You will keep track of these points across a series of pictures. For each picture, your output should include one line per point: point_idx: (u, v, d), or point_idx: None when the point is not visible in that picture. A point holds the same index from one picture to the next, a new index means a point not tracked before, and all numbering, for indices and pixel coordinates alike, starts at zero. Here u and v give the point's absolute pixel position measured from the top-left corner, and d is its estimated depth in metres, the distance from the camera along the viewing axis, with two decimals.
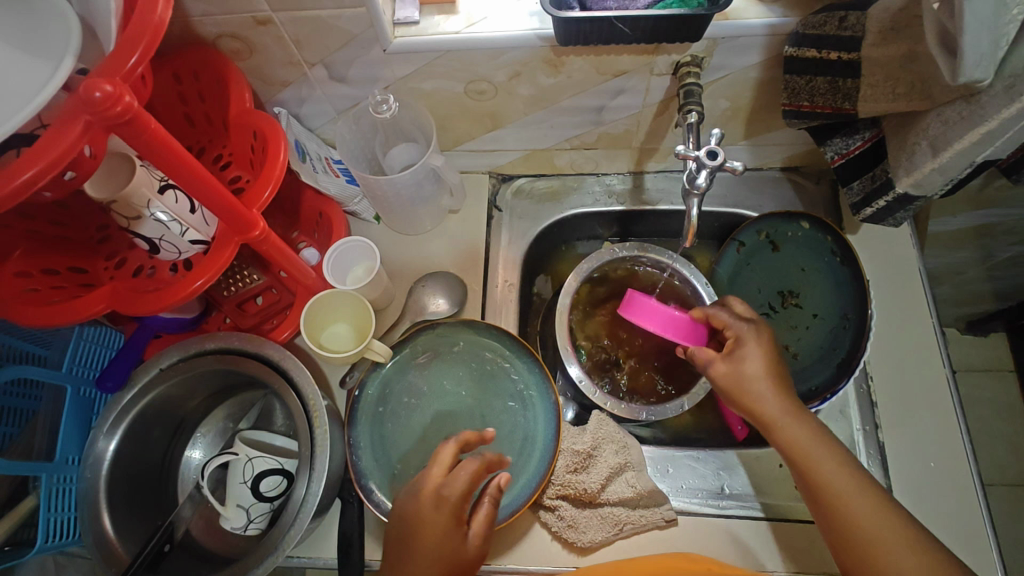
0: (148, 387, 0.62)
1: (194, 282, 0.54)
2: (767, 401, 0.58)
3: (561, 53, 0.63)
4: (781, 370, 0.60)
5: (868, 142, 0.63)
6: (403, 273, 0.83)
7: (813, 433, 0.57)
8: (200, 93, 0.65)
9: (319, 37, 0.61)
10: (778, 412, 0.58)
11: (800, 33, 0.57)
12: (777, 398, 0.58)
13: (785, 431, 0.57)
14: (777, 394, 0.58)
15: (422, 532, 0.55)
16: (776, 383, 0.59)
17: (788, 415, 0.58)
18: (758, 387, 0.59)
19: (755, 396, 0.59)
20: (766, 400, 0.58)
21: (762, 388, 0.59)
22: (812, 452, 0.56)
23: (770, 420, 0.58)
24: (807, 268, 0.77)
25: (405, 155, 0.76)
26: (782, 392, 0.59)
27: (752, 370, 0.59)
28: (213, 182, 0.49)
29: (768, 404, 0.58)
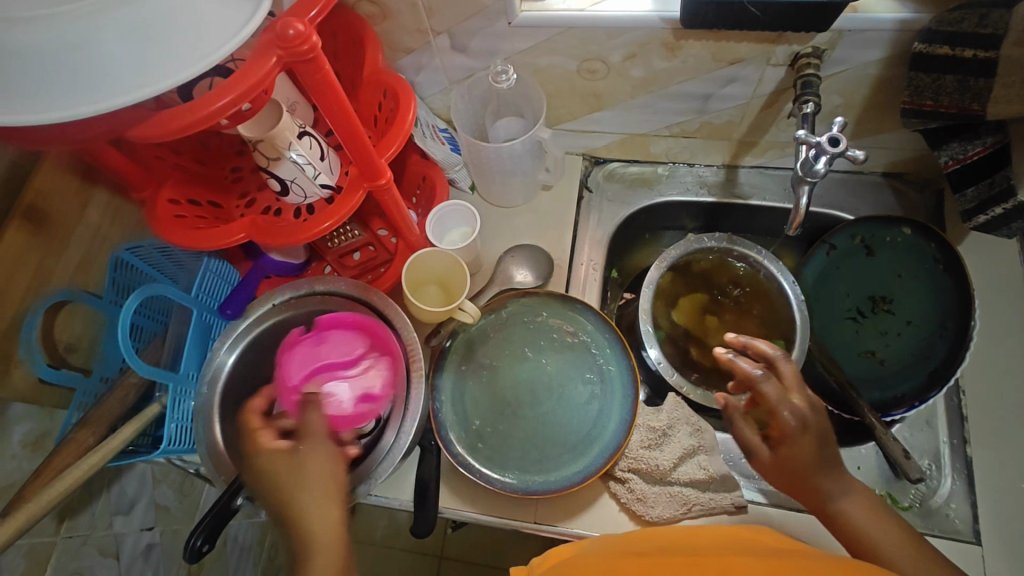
0: (262, 318, 0.68)
1: (323, 223, 0.59)
2: (820, 485, 0.56)
3: (681, 37, 0.64)
4: (826, 447, 0.57)
5: (989, 149, 0.61)
6: (493, 242, 0.86)
7: (868, 512, 0.55)
8: (335, 53, 0.70)
9: (451, 7, 0.65)
10: (833, 496, 0.56)
11: (933, 29, 0.56)
12: (826, 480, 0.56)
13: (840, 511, 0.56)
14: (830, 478, 0.56)
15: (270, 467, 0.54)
16: (824, 466, 0.56)
17: (844, 499, 0.56)
18: (809, 480, 0.56)
19: (809, 480, 0.56)
20: (818, 488, 0.56)
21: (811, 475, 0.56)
22: (870, 536, 0.54)
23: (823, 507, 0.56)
24: (903, 275, 0.76)
25: (511, 128, 0.80)
26: (834, 475, 0.56)
27: (800, 458, 0.56)
28: (359, 128, 0.52)
29: (819, 491, 0.56)
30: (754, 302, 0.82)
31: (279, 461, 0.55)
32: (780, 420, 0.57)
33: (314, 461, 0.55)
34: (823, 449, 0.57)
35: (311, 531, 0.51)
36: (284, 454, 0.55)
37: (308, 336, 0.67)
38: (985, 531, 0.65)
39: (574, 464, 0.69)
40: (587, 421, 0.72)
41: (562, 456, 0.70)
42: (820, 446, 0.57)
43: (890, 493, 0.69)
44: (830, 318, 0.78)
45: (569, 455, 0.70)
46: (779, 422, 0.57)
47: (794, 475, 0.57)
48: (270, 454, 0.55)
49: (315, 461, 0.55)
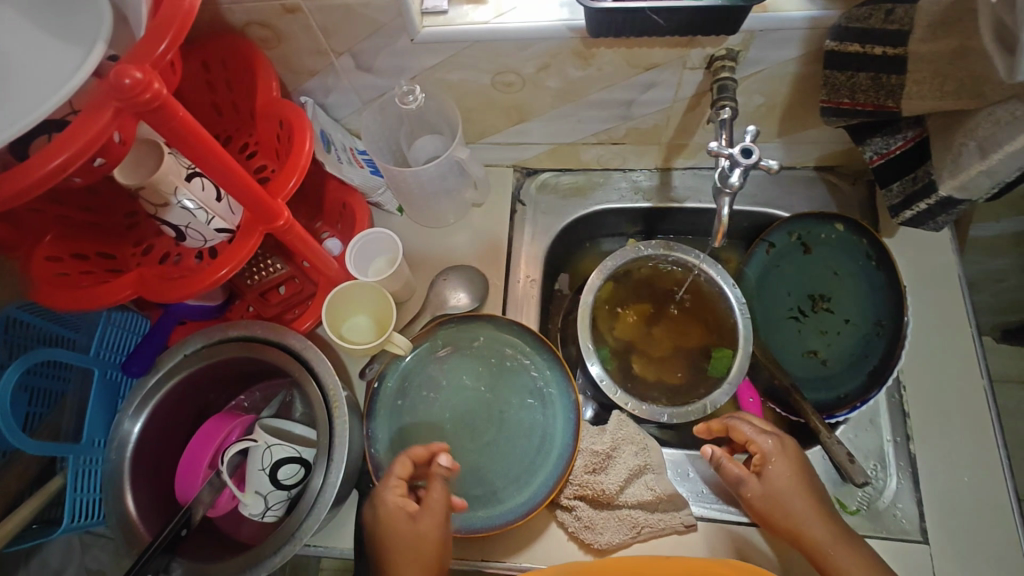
0: (173, 371, 0.64)
1: (219, 270, 0.55)
2: (812, 523, 0.59)
3: (591, 45, 0.61)
4: (812, 483, 0.61)
5: (910, 142, 0.60)
6: (425, 265, 0.82)
7: (861, 560, 0.56)
8: (228, 82, 0.66)
9: (348, 26, 0.61)
10: (824, 536, 0.58)
11: (843, 26, 0.54)
12: (816, 516, 0.59)
13: (834, 559, 0.57)
14: (821, 515, 0.59)
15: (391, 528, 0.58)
16: (810, 500, 0.60)
17: (836, 543, 0.57)
18: (798, 511, 0.59)
19: (794, 515, 0.59)
20: (809, 526, 0.59)
21: (798, 507, 0.59)
22: None
23: (817, 550, 0.58)
24: (839, 273, 0.75)
25: (430, 147, 0.76)
26: (824, 515, 0.59)
27: (785, 488, 0.60)
28: (241, 173, 0.50)
29: (813, 531, 0.58)
30: (697, 307, 0.81)
31: (399, 529, 0.57)
32: (761, 450, 0.62)
33: (425, 531, 0.57)
34: (807, 481, 0.61)
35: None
36: (408, 518, 0.57)
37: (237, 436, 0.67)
38: (931, 530, 0.65)
39: (519, 495, 0.67)
40: (530, 448, 0.69)
41: (507, 487, 0.68)
42: (802, 478, 0.61)
43: (838, 498, 0.67)
44: (771, 318, 0.77)
45: (513, 485, 0.68)
46: (760, 451, 0.62)
47: (782, 508, 0.60)
48: (397, 515, 0.58)
49: (426, 532, 0.57)
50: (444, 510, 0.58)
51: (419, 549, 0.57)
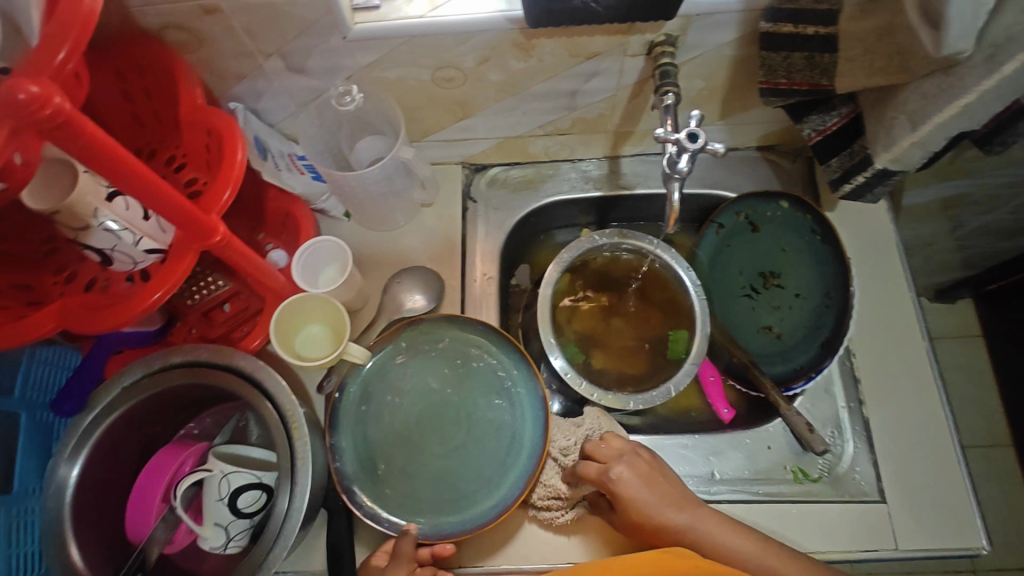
0: (110, 407, 0.59)
1: (153, 294, 0.51)
2: (675, 522, 0.59)
3: (531, 36, 0.60)
4: (667, 488, 0.61)
5: (845, 119, 0.62)
6: (378, 270, 0.80)
7: (717, 528, 0.59)
8: (147, 90, 0.61)
9: (274, 25, 0.58)
10: (682, 520, 0.60)
11: (776, 8, 0.55)
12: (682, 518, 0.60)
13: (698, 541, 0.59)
14: (683, 515, 0.60)
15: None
16: (660, 494, 0.61)
17: (692, 522, 0.59)
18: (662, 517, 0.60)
19: (657, 520, 0.60)
20: (673, 527, 0.59)
21: (653, 505, 0.60)
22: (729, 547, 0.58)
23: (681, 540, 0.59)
24: (786, 249, 0.77)
25: (373, 149, 0.73)
26: (675, 501, 0.61)
27: (642, 504, 0.60)
28: (167, 189, 0.46)
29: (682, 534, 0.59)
30: (654, 292, 0.81)
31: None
32: (607, 479, 0.61)
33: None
34: (653, 484, 0.61)
35: None
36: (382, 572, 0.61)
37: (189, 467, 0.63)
38: (888, 489, 0.67)
39: (491, 497, 0.66)
40: (501, 448, 0.68)
41: (478, 490, 0.67)
42: (649, 484, 0.61)
43: (800, 467, 0.70)
44: (726, 298, 0.79)
45: (484, 488, 0.67)
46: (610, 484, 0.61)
47: (647, 521, 0.60)
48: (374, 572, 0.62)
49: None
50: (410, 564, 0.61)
51: None
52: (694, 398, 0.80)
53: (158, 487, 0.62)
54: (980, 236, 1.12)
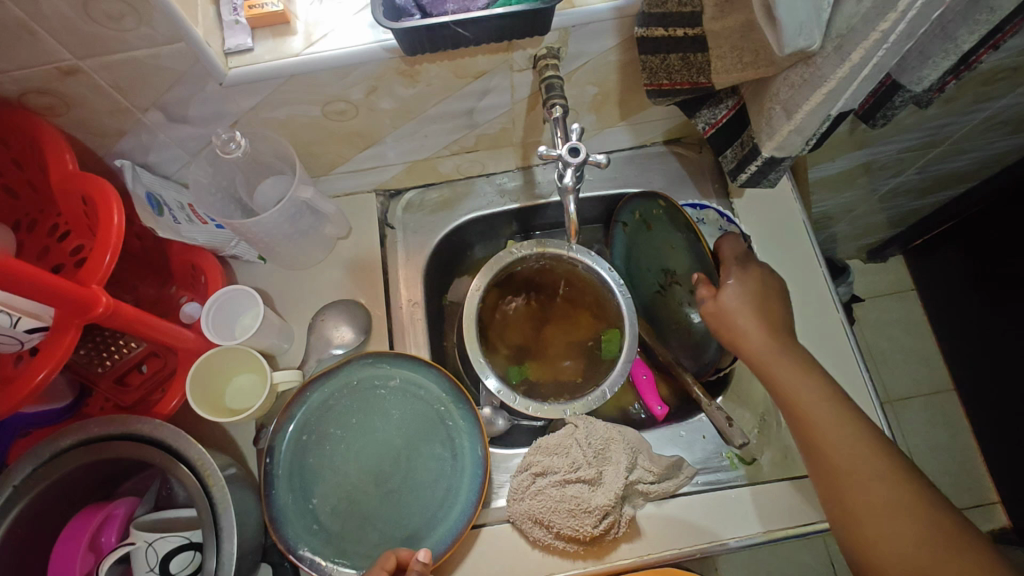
0: (11, 501, 0.56)
1: (37, 375, 0.49)
2: (754, 341, 0.61)
3: (413, 63, 0.60)
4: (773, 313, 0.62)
5: (733, 110, 0.63)
6: (300, 311, 0.78)
7: (796, 372, 0.58)
8: (16, 160, 0.59)
9: (143, 80, 0.56)
10: (760, 347, 0.60)
11: (646, 13, 0.56)
12: (768, 346, 0.60)
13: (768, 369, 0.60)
14: (768, 340, 0.60)
15: None
16: (758, 319, 0.61)
17: (771, 352, 0.60)
18: (746, 327, 0.61)
19: (741, 331, 0.62)
20: (748, 344, 0.61)
21: (743, 320, 0.62)
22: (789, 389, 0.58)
23: (753, 357, 0.61)
24: (673, 248, 0.76)
25: (273, 191, 0.72)
26: (769, 330, 0.61)
27: (735, 308, 0.63)
28: (29, 269, 0.44)
29: (757, 350, 0.60)
30: (580, 296, 0.82)
31: None
32: (724, 276, 0.66)
33: None
34: (764, 307, 0.63)
35: None
36: None
37: (109, 537, 0.61)
38: None
39: (433, 534, 0.66)
40: (442, 481, 0.69)
41: (419, 527, 0.67)
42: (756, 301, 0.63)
43: (735, 452, 0.73)
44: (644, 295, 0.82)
45: (427, 524, 0.67)
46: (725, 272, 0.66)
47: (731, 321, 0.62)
48: None
49: None
50: None
51: None
52: (633, 396, 0.81)
53: (74, 559, 0.58)
54: (894, 196, 1.17)
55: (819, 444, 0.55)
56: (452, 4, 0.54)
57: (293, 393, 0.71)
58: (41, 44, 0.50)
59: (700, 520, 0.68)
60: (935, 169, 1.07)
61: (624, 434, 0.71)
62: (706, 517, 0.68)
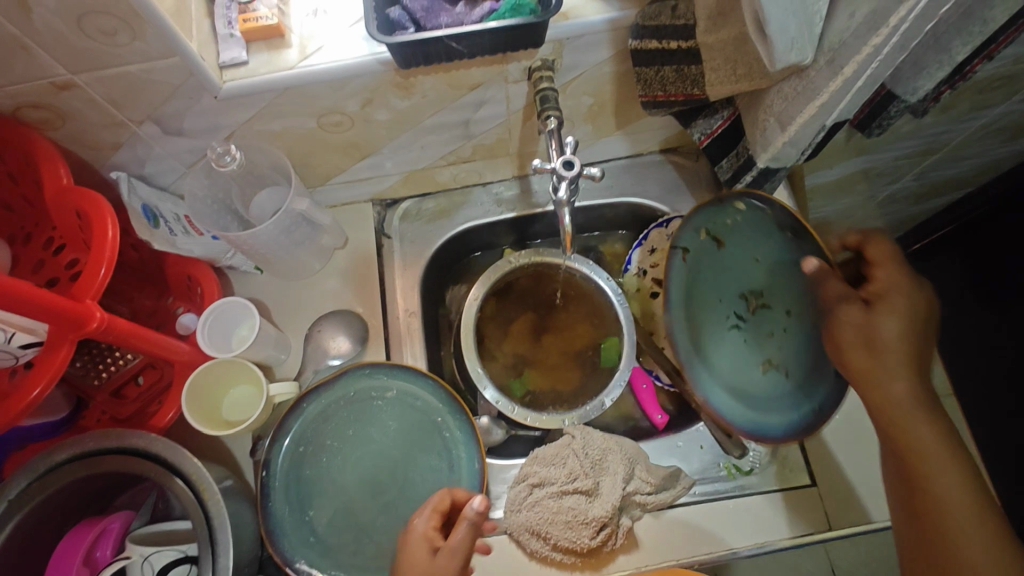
0: (4, 518, 0.56)
1: (31, 391, 0.49)
2: (895, 372, 0.49)
3: (408, 75, 0.60)
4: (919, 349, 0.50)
5: (728, 121, 0.63)
6: (297, 321, 0.78)
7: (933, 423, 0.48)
8: (12, 174, 0.59)
9: (138, 94, 0.56)
10: (900, 382, 0.49)
11: (640, 25, 0.57)
12: (908, 384, 0.49)
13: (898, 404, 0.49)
14: (909, 387, 0.49)
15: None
16: (908, 350, 0.50)
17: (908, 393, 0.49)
18: (886, 363, 0.50)
19: (883, 358, 0.50)
20: (888, 374, 0.49)
21: (890, 346, 0.50)
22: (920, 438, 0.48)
23: (882, 392, 0.50)
24: (752, 259, 0.63)
25: (270, 203, 0.71)
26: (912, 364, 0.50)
27: (883, 329, 0.50)
28: (23, 287, 0.44)
29: (893, 395, 0.49)
30: (578, 305, 0.82)
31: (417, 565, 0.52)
32: (874, 283, 0.53)
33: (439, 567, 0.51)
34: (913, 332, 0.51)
35: None
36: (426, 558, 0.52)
37: (105, 551, 0.61)
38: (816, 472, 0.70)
39: None
40: (439, 494, 0.68)
41: None
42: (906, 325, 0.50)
43: (733, 462, 0.71)
44: (709, 328, 0.66)
45: None
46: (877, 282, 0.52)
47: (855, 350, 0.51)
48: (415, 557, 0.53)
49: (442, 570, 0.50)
50: (462, 551, 0.51)
51: None
52: (630, 405, 0.81)
53: (69, 572, 0.58)
54: (892, 202, 1.17)
55: (938, 505, 0.47)
56: (447, 18, 0.55)
57: (289, 405, 0.71)
58: (35, 60, 0.50)
59: (697, 530, 0.67)
60: (933, 175, 1.07)
61: (620, 444, 0.70)
62: (703, 528, 0.68)
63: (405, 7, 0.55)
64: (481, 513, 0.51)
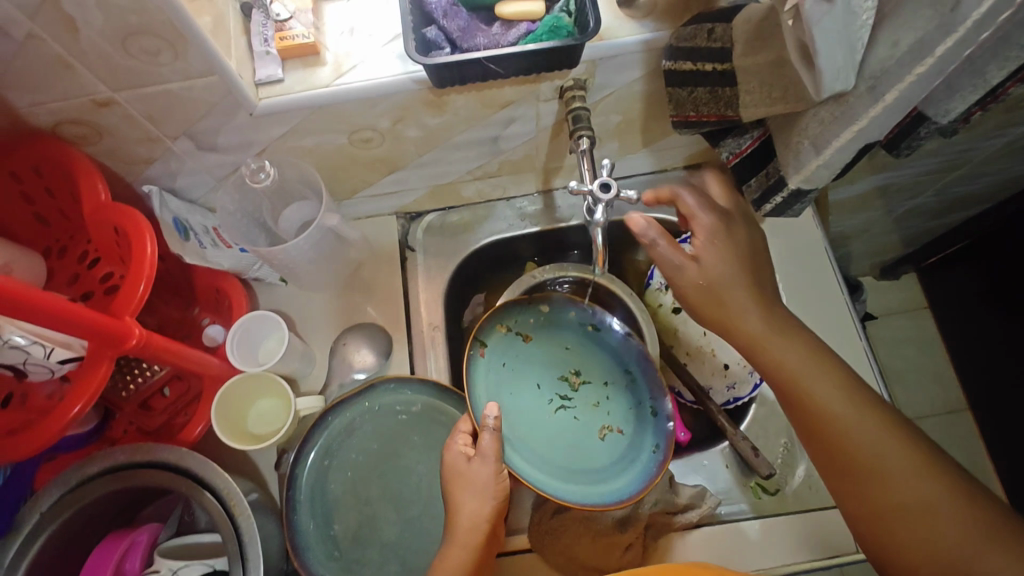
0: (37, 531, 0.56)
1: (71, 409, 0.49)
2: (787, 357, 0.53)
3: (441, 94, 0.60)
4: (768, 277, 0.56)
5: (758, 141, 0.63)
6: (322, 334, 0.78)
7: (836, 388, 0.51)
8: (48, 189, 0.59)
9: (176, 110, 0.57)
10: (790, 357, 0.53)
11: (673, 47, 0.58)
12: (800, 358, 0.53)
13: (790, 377, 0.53)
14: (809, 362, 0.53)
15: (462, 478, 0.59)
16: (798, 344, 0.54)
17: (806, 366, 0.52)
18: (780, 352, 0.53)
19: (778, 352, 0.54)
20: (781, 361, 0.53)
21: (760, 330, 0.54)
22: (828, 408, 0.51)
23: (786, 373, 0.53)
24: (573, 344, 0.76)
25: (299, 215, 0.73)
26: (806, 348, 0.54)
27: (718, 274, 0.56)
28: (68, 306, 0.45)
29: (788, 375, 0.52)
30: None
31: (474, 466, 0.60)
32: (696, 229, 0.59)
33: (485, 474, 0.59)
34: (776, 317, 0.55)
35: (465, 520, 0.58)
36: (469, 457, 0.61)
37: (134, 562, 0.61)
38: None
39: None
40: None
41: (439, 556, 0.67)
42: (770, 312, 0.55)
43: (759, 482, 0.72)
44: (538, 417, 0.72)
45: None
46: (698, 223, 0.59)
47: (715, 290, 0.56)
48: (456, 457, 0.61)
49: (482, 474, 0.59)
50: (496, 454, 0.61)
51: (479, 488, 0.59)
52: None
53: None
54: (913, 216, 1.17)
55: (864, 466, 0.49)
56: (483, 38, 0.55)
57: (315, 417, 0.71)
58: (77, 78, 0.50)
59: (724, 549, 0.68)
60: (954, 190, 1.07)
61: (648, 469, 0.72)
62: (729, 548, 0.68)
63: (442, 27, 0.55)
64: (497, 418, 0.62)
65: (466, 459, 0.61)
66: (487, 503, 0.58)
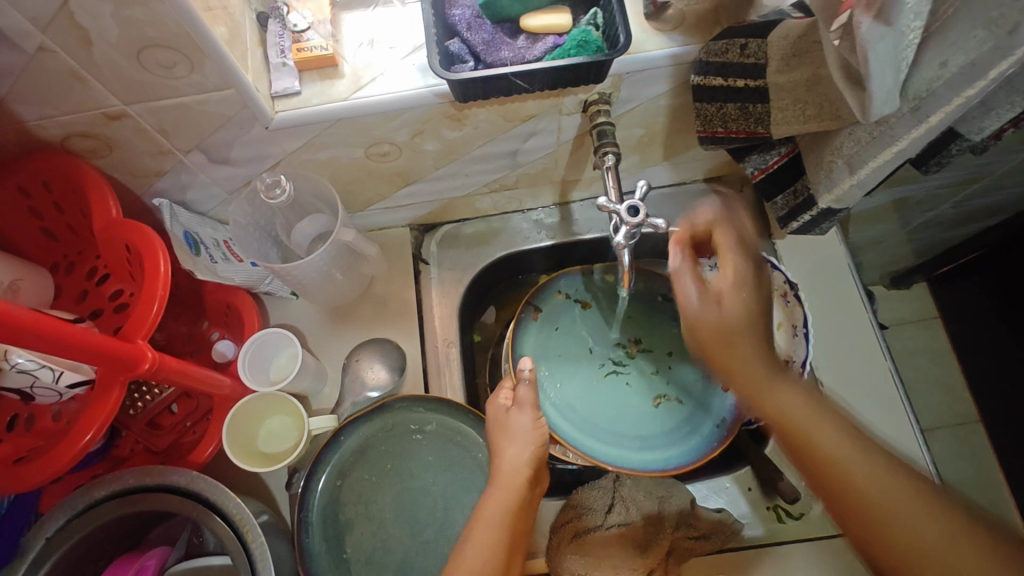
0: (42, 557, 0.54)
1: (82, 436, 0.47)
2: (745, 361, 0.51)
3: (462, 107, 0.58)
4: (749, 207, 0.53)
5: (785, 157, 0.60)
6: (334, 349, 0.76)
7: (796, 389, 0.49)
8: (57, 204, 0.58)
9: (189, 123, 0.55)
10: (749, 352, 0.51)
11: (704, 61, 0.55)
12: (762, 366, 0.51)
13: (753, 383, 0.51)
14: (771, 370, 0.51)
15: (507, 427, 0.61)
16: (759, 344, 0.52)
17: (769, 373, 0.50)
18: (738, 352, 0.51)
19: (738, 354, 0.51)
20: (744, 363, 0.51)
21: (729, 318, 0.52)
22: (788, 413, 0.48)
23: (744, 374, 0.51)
24: (637, 313, 0.78)
25: (313, 228, 0.71)
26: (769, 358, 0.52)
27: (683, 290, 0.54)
28: (81, 331, 0.43)
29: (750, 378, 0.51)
30: None
31: (516, 416, 0.62)
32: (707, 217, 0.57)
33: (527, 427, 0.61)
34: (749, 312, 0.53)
35: (507, 469, 0.58)
36: (510, 407, 0.63)
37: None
38: None
39: None
40: None
41: None
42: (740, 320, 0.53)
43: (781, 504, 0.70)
44: (592, 379, 0.76)
45: None
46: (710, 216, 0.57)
47: (688, 290, 0.54)
48: (498, 408, 0.63)
49: (521, 424, 0.61)
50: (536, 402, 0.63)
51: (522, 440, 0.60)
52: None
53: None
54: (929, 229, 1.15)
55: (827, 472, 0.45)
56: (508, 52, 0.53)
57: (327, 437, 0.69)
58: (88, 91, 0.49)
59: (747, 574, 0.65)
60: (972, 203, 1.05)
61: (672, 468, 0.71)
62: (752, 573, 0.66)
63: (465, 40, 0.54)
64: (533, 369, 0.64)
65: (506, 409, 0.63)
66: (528, 448, 0.59)
